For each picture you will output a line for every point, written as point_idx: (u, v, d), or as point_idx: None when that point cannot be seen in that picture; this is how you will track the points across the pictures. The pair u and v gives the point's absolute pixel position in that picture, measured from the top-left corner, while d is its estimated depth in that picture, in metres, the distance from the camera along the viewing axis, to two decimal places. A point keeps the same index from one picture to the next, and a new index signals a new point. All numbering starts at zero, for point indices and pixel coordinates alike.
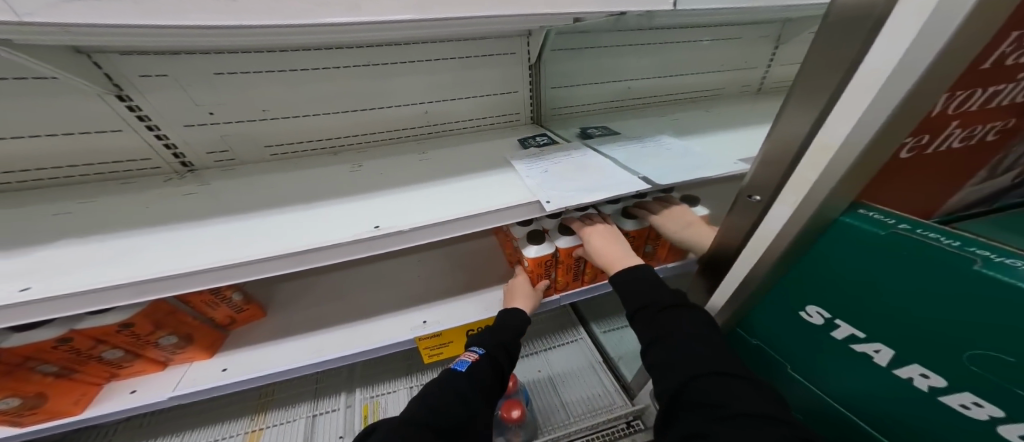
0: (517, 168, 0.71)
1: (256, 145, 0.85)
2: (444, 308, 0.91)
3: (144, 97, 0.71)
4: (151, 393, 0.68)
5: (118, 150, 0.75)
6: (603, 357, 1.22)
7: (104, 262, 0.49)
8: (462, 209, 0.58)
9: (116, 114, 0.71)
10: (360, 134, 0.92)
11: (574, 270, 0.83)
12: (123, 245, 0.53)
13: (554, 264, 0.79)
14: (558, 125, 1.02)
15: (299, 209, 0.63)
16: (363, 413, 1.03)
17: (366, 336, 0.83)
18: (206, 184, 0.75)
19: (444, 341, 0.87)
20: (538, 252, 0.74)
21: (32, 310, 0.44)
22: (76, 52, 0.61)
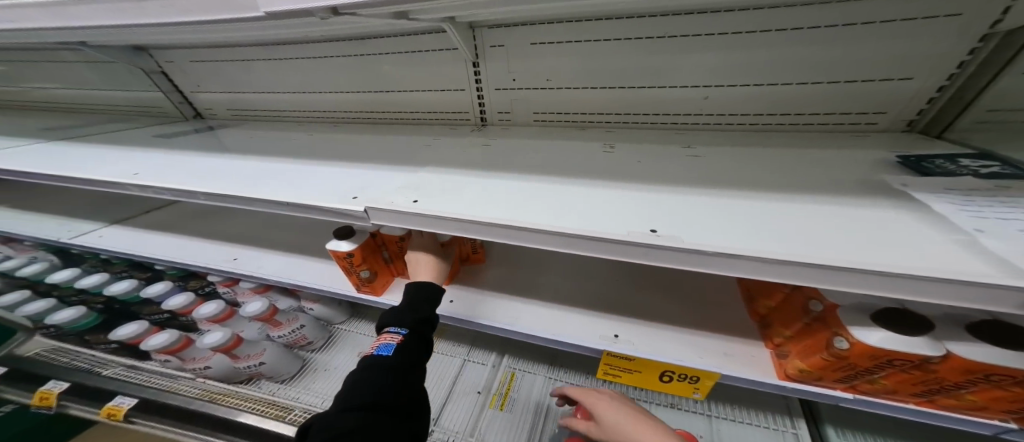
0: (936, 207, 0.38)
1: (527, 109, 0.91)
2: (645, 332, 0.71)
3: (486, 67, 0.85)
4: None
5: (454, 103, 0.96)
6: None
7: (419, 186, 0.57)
8: (843, 254, 0.35)
9: (466, 79, 0.89)
10: (617, 115, 0.84)
11: (933, 385, 0.45)
12: (428, 176, 0.62)
13: (900, 367, 0.44)
14: (982, 147, 0.56)
15: (556, 182, 0.59)
16: (504, 379, 1.07)
17: (558, 325, 0.76)
18: (491, 140, 0.85)
19: (632, 368, 0.69)
20: (890, 342, 0.41)
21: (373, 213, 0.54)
22: (469, 27, 0.78)
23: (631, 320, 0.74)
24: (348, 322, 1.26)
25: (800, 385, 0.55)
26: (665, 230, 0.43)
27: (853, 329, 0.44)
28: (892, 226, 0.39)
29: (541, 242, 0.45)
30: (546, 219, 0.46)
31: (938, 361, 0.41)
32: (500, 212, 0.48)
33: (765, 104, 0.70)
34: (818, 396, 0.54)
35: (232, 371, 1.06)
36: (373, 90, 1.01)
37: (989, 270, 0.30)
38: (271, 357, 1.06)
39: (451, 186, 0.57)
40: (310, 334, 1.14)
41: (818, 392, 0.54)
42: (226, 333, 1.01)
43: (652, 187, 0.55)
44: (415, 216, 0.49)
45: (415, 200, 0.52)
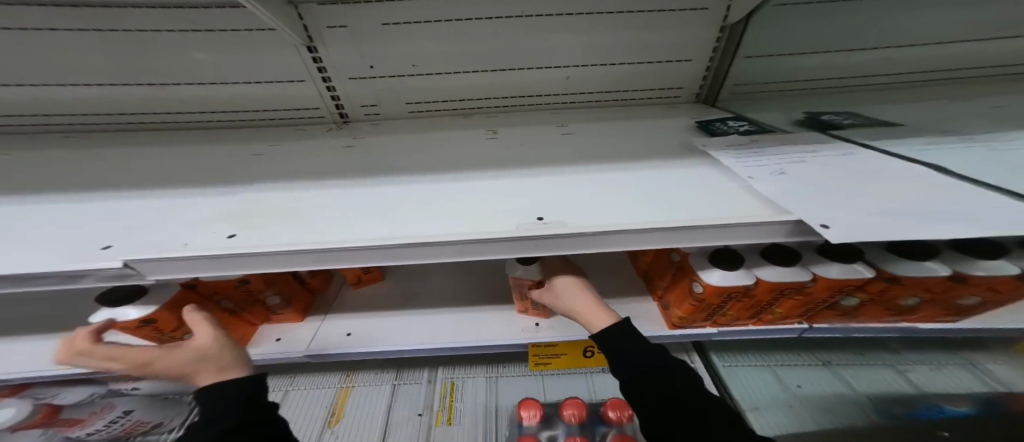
0: (720, 161, 0.50)
1: (397, 101, 0.80)
2: (555, 314, 0.75)
3: (326, 50, 0.67)
4: (292, 346, 0.71)
5: (299, 97, 0.76)
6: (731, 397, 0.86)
7: (241, 214, 0.43)
8: (695, 213, 0.39)
9: (303, 67, 0.70)
10: (493, 99, 0.81)
11: (758, 308, 0.58)
12: (262, 200, 0.47)
13: (737, 298, 0.54)
14: (750, 108, 0.75)
15: (443, 179, 0.52)
16: (443, 392, 0.99)
17: (477, 330, 0.73)
18: (360, 138, 0.71)
19: (558, 352, 0.73)
20: (723, 280, 0.51)
21: (171, 266, 0.37)
22: (288, 2, 0.58)
23: (543, 304, 0.77)
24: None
25: (680, 329, 0.65)
26: (552, 216, 0.41)
27: (701, 273, 0.53)
28: (716, 181, 0.46)
29: (424, 254, 0.39)
30: (425, 228, 0.39)
31: (758, 292, 0.52)
32: (364, 230, 0.39)
33: (615, 82, 0.78)
34: (692, 335, 0.65)
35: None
36: (159, 84, 0.71)
37: (772, 213, 0.37)
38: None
39: (299, 211, 0.44)
40: (150, 415, 0.81)
41: (692, 331, 0.64)
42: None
43: (533, 171, 0.53)
44: (231, 256, 0.36)
45: (229, 234, 0.39)
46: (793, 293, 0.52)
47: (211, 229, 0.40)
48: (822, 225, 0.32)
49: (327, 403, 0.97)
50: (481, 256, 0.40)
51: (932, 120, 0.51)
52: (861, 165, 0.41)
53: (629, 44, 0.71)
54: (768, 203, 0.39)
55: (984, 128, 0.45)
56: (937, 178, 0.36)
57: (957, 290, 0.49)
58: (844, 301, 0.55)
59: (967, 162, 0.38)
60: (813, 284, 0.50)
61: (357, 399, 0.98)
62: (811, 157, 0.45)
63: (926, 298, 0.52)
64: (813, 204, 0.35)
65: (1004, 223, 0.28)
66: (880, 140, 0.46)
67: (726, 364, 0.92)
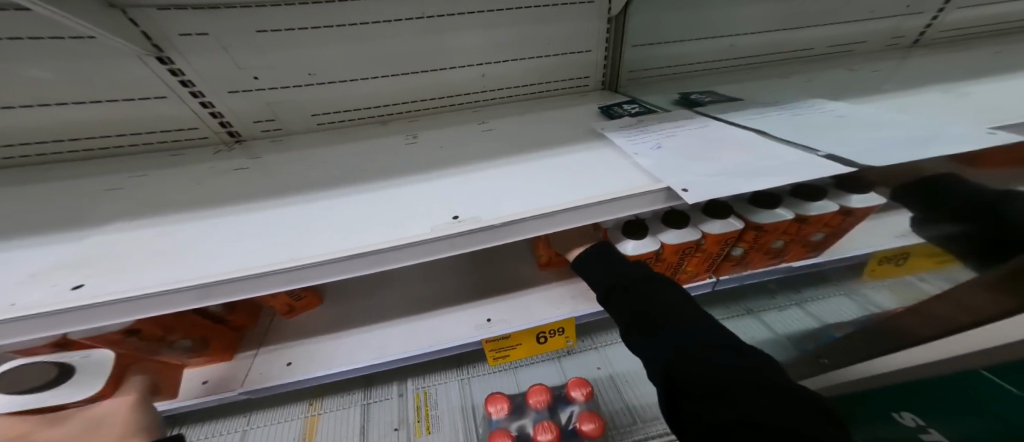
0: (614, 141, 0.56)
1: (302, 114, 0.73)
2: (506, 306, 0.77)
3: (187, 61, 0.59)
4: (221, 387, 0.65)
5: (166, 116, 0.66)
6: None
7: (86, 260, 0.37)
8: (583, 192, 0.43)
9: (160, 81, 0.61)
10: (410, 103, 0.80)
11: (671, 270, 0.64)
12: (132, 239, 0.41)
13: (652, 262, 0.60)
14: (644, 92, 0.84)
15: (363, 189, 0.50)
16: (415, 403, 0.96)
17: (428, 334, 0.73)
18: (256, 158, 0.63)
19: (513, 344, 0.74)
20: (637, 249, 0.56)
21: (7, 331, 0.31)
22: (109, 7, 0.49)
23: (492, 299, 0.79)
24: (158, 440, 0.87)
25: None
26: (466, 213, 0.42)
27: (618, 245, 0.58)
28: (609, 161, 0.51)
29: (336, 271, 0.37)
30: (330, 243, 0.38)
31: (665, 255, 0.58)
32: (261, 256, 0.36)
33: (525, 77, 0.82)
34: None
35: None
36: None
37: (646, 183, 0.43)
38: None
39: (180, 248, 0.39)
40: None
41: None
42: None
43: (451, 171, 0.54)
44: (90, 307, 0.32)
45: (75, 284, 0.34)
46: (694, 250, 0.59)
47: (53, 284, 0.34)
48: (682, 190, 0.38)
49: (293, 435, 0.90)
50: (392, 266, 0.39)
51: (770, 93, 0.62)
52: (717, 133, 0.49)
53: (528, 40, 0.75)
54: (646, 175, 0.45)
55: (799, 98, 0.57)
56: (759, 142, 0.45)
57: (806, 228, 0.59)
58: (732, 252, 0.63)
59: (791, 125, 0.47)
60: (705, 240, 0.58)
61: (324, 430, 0.91)
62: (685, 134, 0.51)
63: (788, 239, 0.62)
64: (668, 174, 0.42)
65: (792, 173, 0.37)
66: (733, 114, 0.55)
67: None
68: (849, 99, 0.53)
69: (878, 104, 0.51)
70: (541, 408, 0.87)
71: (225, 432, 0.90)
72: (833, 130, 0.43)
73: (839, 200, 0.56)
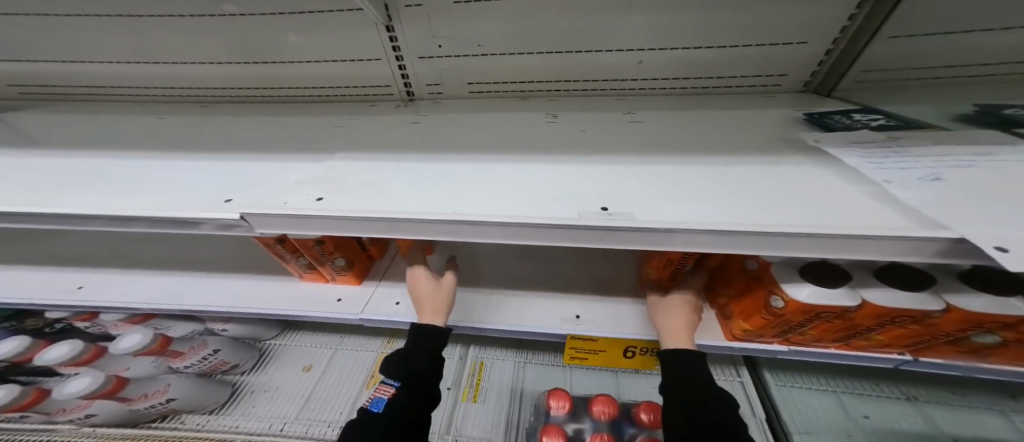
0: (847, 159, 0.41)
1: (461, 81, 0.79)
2: (608, 308, 0.71)
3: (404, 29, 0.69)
4: (349, 306, 0.77)
5: (373, 76, 0.79)
6: (768, 415, 0.79)
7: (323, 179, 0.46)
8: (790, 215, 0.34)
9: (380, 46, 0.72)
10: (558, 82, 0.78)
11: (851, 333, 0.50)
12: (339, 169, 0.49)
13: (828, 318, 0.48)
14: (864, 103, 0.63)
15: (507, 159, 0.51)
16: (473, 371, 0.99)
17: (519, 314, 0.72)
18: (425, 116, 0.71)
19: (596, 348, 0.70)
20: (813, 297, 0.44)
21: (266, 223, 0.41)
22: None
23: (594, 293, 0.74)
24: (282, 336, 1.10)
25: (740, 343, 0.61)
26: (617, 207, 0.38)
27: (785, 286, 0.47)
28: (826, 183, 0.39)
29: (487, 235, 0.38)
30: (487, 207, 0.39)
31: (852, 316, 0.46)
32: (427, 204, 0.39)
33: (696, 68, 0.70)
34: (760, 351, 0.59)
35: (130, 416, 0.83)
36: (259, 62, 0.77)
37: (902, 227, 0.31)
38: (181, 393, 0.86)
39: (373, 184, 0.45)
40: (231, 356, 0.96)
41: (757, 347, 0.59)
42: (98, 375, 0.78)
43: (609, 159, 0.49)
44: (318, 217, 0.39)
45: (319, 198, 0.42)
46: (900, 323, 0.45)
47: (293, 195, 0.43)
48: (994, 248, 0.24)
49: (369, 364, 1.04)
50: (541, 243, 0.38)
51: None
52: None
53: (722, 24, 0.62)
54: (904, 212, 0.32)
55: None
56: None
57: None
58: (977, 337, 0.46)
59: None
60: (942, 314, 0.42)
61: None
62: (983, 166, 0.35)
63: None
64: (963, 217, 0.28)
65: None
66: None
67: (779, 383, 0.86)
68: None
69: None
70: (603, 420, 0.83)
71: (326, 344, 1.09)
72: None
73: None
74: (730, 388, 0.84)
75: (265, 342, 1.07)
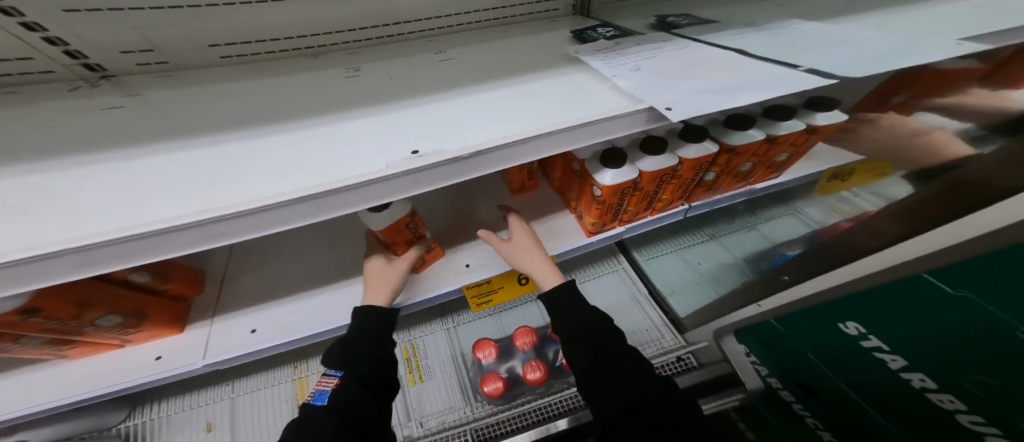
0: (589, 64, 0.46)
1: (192, 42, 0.54)
2: (484, 248, 0.71)
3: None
4: (179, 360, 0.52)
5: None
6: (649, 289, 1.02)
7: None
8: (558, 115, 0.37)
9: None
10: (350, 31, 0.63)
11: (648, 199, 0.59)
12: None
13: (631, 192, 0.54)
14: (616, 17, 0.76)
15: (296, 122, 0.40)
16: (405, 355, 0.93)
17: (411, 286, 0.64)
18: (138, 94, 0.48)
19: (493, 287, 0.71)
20: (617, 179, 0.48)
21: None
22: None
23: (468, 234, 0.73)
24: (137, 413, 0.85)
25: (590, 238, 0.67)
26: (428, 148, 0.34)
27: (595, 176, 0.50)
28: (581, 82, 0.43)
29: (281, 219, 0.31)
30: (267, 185, 0.31)
31: (641, 185, 0.52)
32: (173, 206, 0.29)
33: None
34: (606, 239, 0.66)
35: None
36: None
37: (625, 103, 0.37)
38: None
39: (54, 205, 0.29)
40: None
41: (605, 236, 0.66)
42: None
43: (408, 102, 0.44)
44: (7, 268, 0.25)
45: None
46: (672, 179, 0.54)
47: None
48: (665, 109, 0.34)
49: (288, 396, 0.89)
50: (341, 212, 0.33)
51: (756, 17, 0.57)
52: (698, 53, 0.46)
53: None
54: (621, 94, 0.39)
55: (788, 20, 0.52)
56: (746, 62, 0.41)
57: (773, 150, 0.57)
58: (705, 177, 0.59)
59: (770, 44, 0.46)
60: (681, 167, 0.52)
61: (316, 385, 0.90)
62: (669, 56, 0.46)
63: (756, 162, 0.59)
64: (655, 89, 0.37)
65: (776, 86, 0.35)
66: (717, 36, 0.50)
67: (646, 258, 1.08)
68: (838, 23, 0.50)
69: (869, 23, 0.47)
70: (527, 350, 0.89)
71: (210, 401, 0.88)
72: (818, 50, 0.41)
73: (805, 120, 0.55)
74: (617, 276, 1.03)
75: (114, 428, 0.82)
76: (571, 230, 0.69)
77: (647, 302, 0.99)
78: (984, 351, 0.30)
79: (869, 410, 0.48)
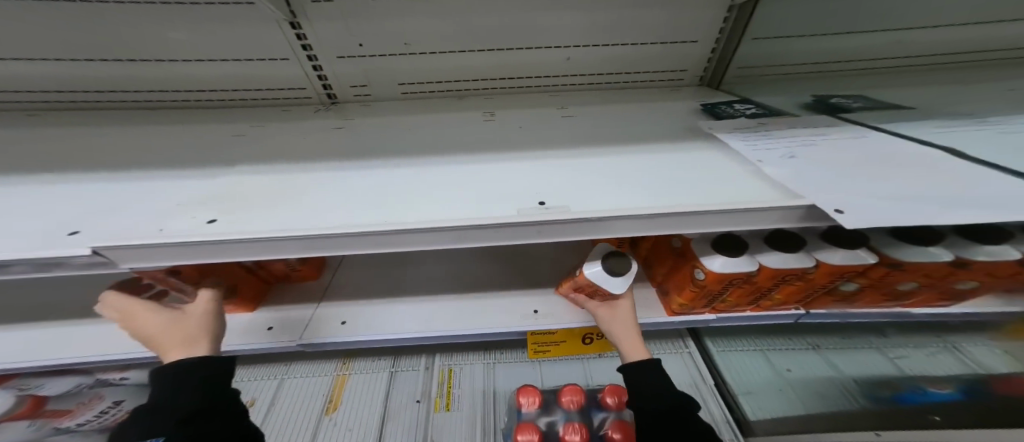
0: (727, 142, 0.49)
1: (389, 82, 0.74)
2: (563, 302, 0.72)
3: (311, 25, 0.60)
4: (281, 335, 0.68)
5: None
6: (716, 381, 0.84)
7: (217, 198, 0.40)
8: (676, 200, 0.39)
9: (284, 43, 0.62)
10: (494, 79, 0.78)
11: (805, 293, 0.56)
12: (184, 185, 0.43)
13: (791, 280, 0.52)
14: (744, 92, 0.74)
15: (471, 148, 0.55)
16: (443, 380, 0.91)
17: (481, 318, 0.71)
18: (349, 119, 0.65)
19: (557, 340, 0.73)
20: (726, 267, 0.49)
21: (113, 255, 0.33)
22: None
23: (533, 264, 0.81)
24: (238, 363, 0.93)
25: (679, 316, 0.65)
26: (553, 202, 0.41)
27: (702, 259, 0.52)
28: (713, 165, 0.45)
29: (415, 241, 0.37)
30: (415, 212, 0.38)
31: (812, 277, 0.51)
32: (324, 216, 0.36)
33: (608, 64, 0.77)
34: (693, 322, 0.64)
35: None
36: None
37: (764, 198, 0.36)
38: None
39: (291, 200, 0.40)
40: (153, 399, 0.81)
41: (695, 318, 0.64)
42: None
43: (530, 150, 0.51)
44: (196, 245, 0.33)
45: (208, 220, 0.36)
46: (844, 277, 0.51)
47: (134, 220, 0.36)
48: (836, 210, 0.31)
49: (325, 391, 0.89)
50: (438, 246, 0.39)
51: (959, 102, 0.46)
52: (858, 146, 0.40)
53: (636, 23, 0.69)
54: (777, 187, 0.39)
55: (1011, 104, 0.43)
56: (938, 158, 0.35)
57: (943, 275, 0.50)
58: (842, 285, 0.55)
59: (986, 146, 0.35)
60: (815, 271, 0.50)
61: (353, 387, 0.90)
62: (841, 155, 0.39)
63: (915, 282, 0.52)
64: (809, 196, 0.34)
65: (1017, 206, 0.27)
66: (903, 124, 0.43)
67: (720, 349, 0.93)
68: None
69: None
70: (571, 409, 0.81)
71: (262, 376, 0.92)
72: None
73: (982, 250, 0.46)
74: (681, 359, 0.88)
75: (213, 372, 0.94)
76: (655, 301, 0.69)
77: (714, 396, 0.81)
78: None
79: None
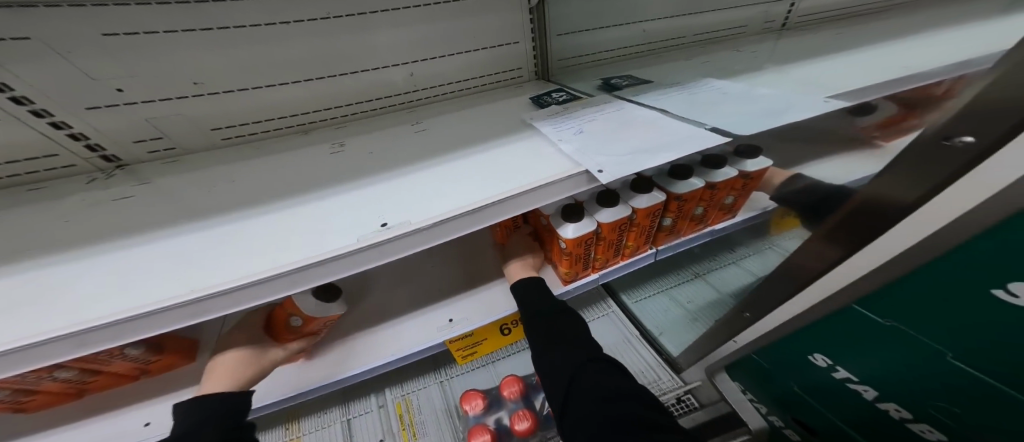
0: (541, 130, 0.57)
1: (198, 129, 0.65)
2: (469, 302, 0.74)
3: (10, 72, 0.49)
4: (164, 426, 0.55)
5: None
6: (639, 330, 1.06)
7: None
8: (499, 187, 0.45)
9: None
10: (331, 108, 0.74)
11: (647, 233, 0.67)
12: None
13: (627, 228, 0.63)
14: (571, 80, 0.86)
15: (318, 182, 0.53)
16: (398, 414, 0.85)
17: (392, 341, 0.68)
18: (146, 183, 0.55)
19: (477, 339, 0.73)
20: (577, 231, 0.57)
21: None
22: None
23: (436, 272, 0.80)
24: None
25: (569, 284, 0.72)
26: (394, 220, 0.42)
27: (559, 230, 0.59)
28: (536, 148, 0.53)
29: (262, 293, 0.36)
30: (234, 268, 0.36)
31: (640, 220, 0.60)
32: (109, 302, 0.33)
33: (450, 73, 0.81)
34: (580, 285, 0.72)
35: None
36: None
37: (566, 168, 0.45)
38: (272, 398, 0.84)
39: (50, 297, 0.34)
40: None
41: (582, 282, 0.72)
42: None
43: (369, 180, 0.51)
44: None
45: None
46: (664, 212, 0.62)
47: None
48: (598, 172, 0.40)
49: None
50: (260, 301, 0.36)
51: (687, 71, 0.64)
52: (623, 115, 0.52)
53: (454, 33, 0.75)
54: (568, 159, 0.47)
55: (715, 72, 0.60)
56: (660, 117, 0.47)
57: (717, 194, 0.62)
58: (663, 222, 0.66)
59: (690, 101, 0.49)
60: (636, 215, 0.60)
61: None
62: (612, 123, 0.50)
63: (706, 206, 0.65)
64: (590, 162, 0.43)
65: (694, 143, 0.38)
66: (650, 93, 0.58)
67: (634, 300, 1.14)
68: (747, 72, 0.56)
69: (750, 64, 0.61)
70: (514, 399, 0.84)
71: None
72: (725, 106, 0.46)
73: (736, 166, 0.59)
74: (608, 319, 1.09)
75: None
76: (548, 276, 0.75)
77: (639, 344, 1.02)
78: (951, 383, 0.35)
79: (849, 432, 0.57)
